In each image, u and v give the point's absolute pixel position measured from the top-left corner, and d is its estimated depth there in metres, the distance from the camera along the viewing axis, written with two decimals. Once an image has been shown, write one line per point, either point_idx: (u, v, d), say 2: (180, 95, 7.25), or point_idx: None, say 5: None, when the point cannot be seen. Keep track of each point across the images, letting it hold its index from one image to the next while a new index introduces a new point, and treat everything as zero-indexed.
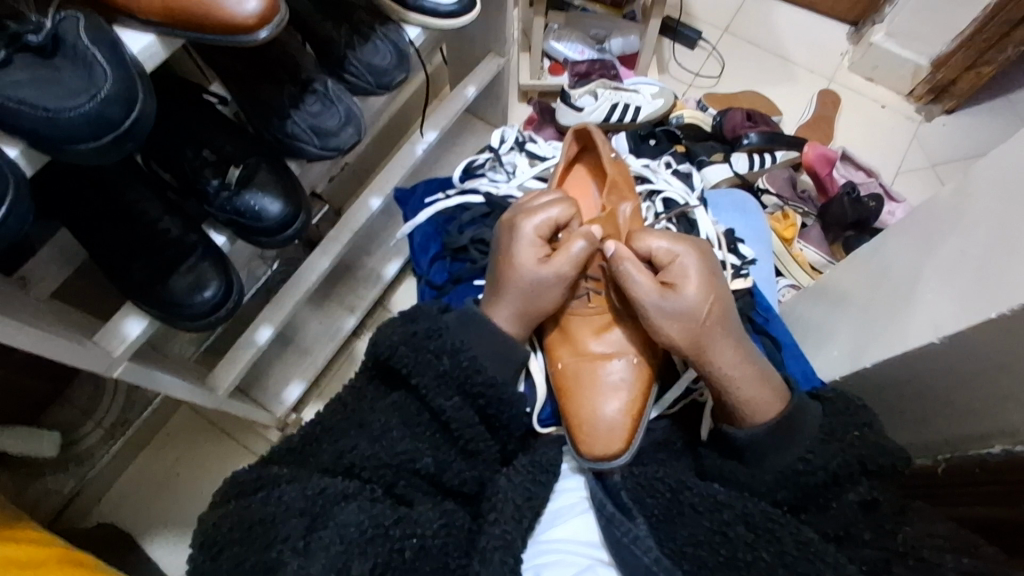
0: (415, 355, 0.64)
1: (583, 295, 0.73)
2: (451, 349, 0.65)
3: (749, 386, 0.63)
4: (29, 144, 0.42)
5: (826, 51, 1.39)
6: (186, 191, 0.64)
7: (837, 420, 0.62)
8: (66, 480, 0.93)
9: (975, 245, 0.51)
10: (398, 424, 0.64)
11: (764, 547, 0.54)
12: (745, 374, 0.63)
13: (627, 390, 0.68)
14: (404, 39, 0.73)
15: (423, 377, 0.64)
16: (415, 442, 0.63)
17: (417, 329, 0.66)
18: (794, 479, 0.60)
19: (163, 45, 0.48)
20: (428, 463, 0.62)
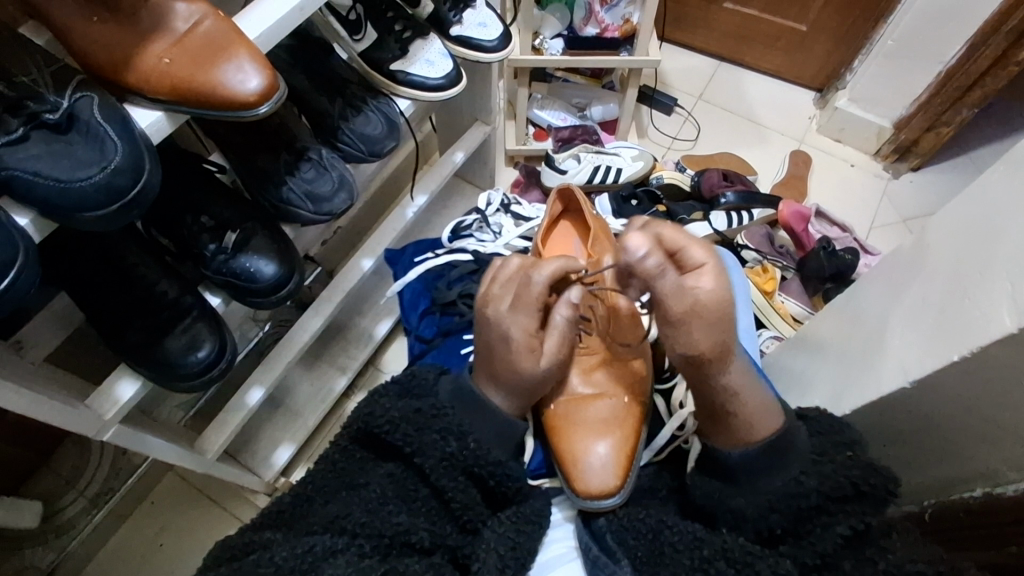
0: (420, 434, 0.64)
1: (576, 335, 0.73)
2: (457, 431, 0.64)
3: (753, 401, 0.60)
4: (40, 212, 0.45)
5: (795, 115, 1.48)
6: (184, 255, 0.66)
7: (827, 439, 0.60)
8: (45, 553, 0.92)
9: (935, 293, 0.54)
10: (394, 495, 0.63)
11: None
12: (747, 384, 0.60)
13: (617, 428, 0.69)
14: (394, 110, 0.78)
15: (415, 442, 0.64)
16: (412, 517, 0.62)
17: (420, 407, 0.66)
18: (787, 503, 0.59)
19: (170, 120, 0.51)
20: (424, 536, 0.61)
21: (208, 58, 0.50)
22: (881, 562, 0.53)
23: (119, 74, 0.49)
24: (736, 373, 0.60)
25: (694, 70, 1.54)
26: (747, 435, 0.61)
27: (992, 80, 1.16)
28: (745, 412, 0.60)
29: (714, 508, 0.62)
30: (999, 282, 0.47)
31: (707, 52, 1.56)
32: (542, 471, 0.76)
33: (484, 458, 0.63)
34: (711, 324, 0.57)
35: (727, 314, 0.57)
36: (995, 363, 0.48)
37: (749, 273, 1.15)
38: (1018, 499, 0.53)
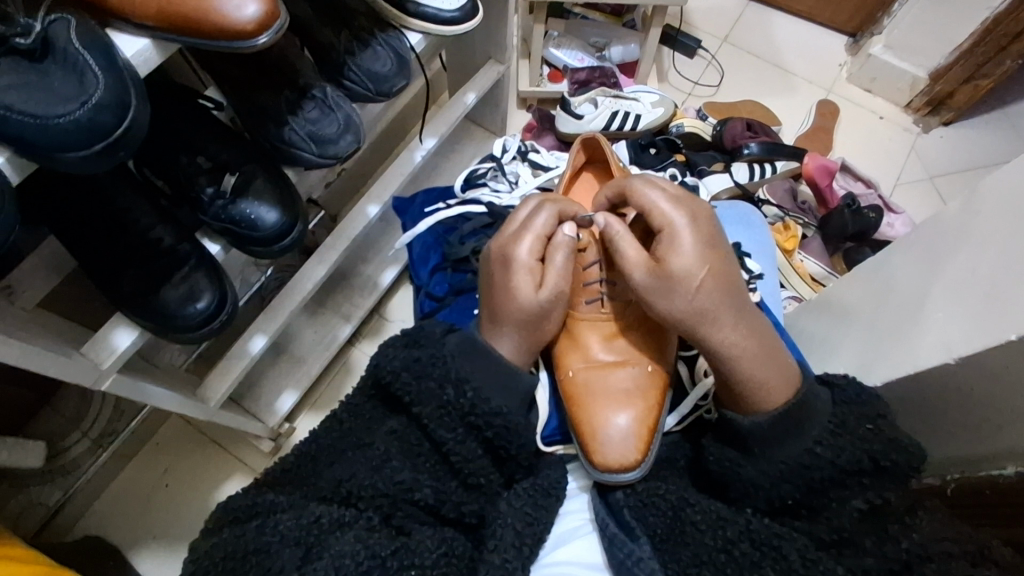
0: (418, 382, 0.61)
1: (596, 301, 0.72)
2: (456, 378, 0.61)
3: (757, 367, 0.58)
4: (16, 151, 0.40)
5: (825, 62, 1.39)
6: (179, 198, 0.62)
7: (849, 411, 0.58)
8: (51, 492, 0.92)
9: (986, 264, 0.51)
10: (398, 452, 0.61)
11: (769, 565, 0.52)
12: (754, 350, 0.59)
13: (639, 399, 0.66)
14: (404, 45, 0.72)
15: (425, 408, 0.60)
16: (415, 472, 0.60)
17: (419, 356, 0.62)
18: (801, 474, 0.57)
19: (158, 50, 0.46)
20: (427, 494, 0.59)
21: None
22: (904, 541, 0.51)
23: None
24: (728, 340, 0.58)
25: (720, 10, 1.45)
26: (752, 403, 0.59)
27: None
28: (752, 375, 0.58)
29: (726, 477, 0.60)
30: None
31: None
32: (556, 437, 0.73)
33: (483, 407, 0.60)
34: (665, 292, 0.59)
35: (710, 282, 0.59)
36: None
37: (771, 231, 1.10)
38: None
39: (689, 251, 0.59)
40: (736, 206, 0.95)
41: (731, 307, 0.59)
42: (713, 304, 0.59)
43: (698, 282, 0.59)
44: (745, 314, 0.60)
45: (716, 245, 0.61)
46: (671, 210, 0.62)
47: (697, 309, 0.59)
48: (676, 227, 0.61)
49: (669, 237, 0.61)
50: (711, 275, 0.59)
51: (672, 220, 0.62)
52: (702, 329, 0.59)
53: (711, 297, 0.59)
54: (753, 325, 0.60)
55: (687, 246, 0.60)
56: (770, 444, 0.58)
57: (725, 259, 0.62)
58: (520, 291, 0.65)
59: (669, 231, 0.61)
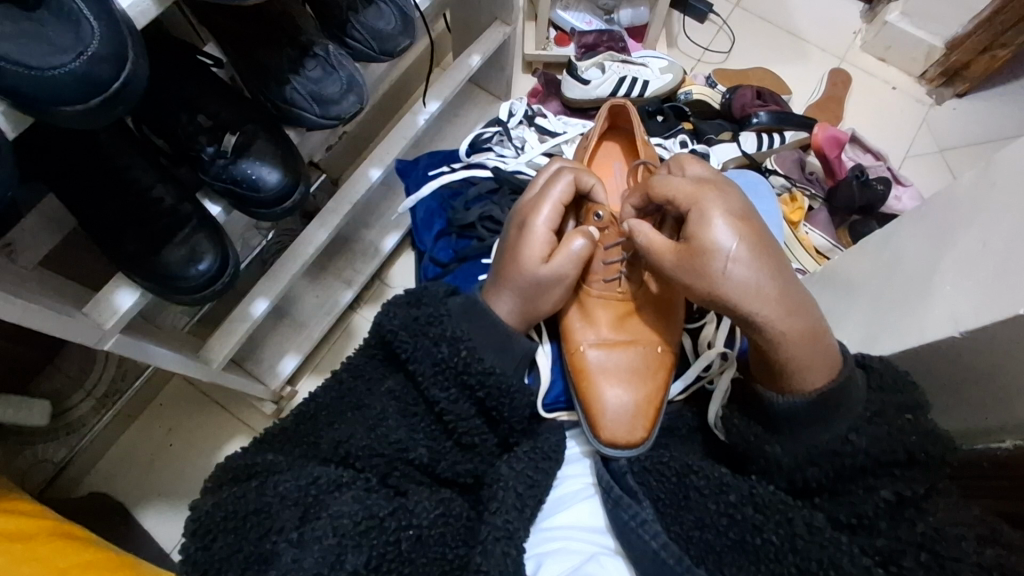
0: (415, 342, 0.62)
1: (614, 280, 0.70)
2: (451, 336, 0.61)
3: (801, 346, 0.56)
4: (12, 104, 0.39)
5: (839, 30, 1.36)
6: (180, 157, 0.61)
7: (887, 401, 0.57)
8: (57, 449, 0.93)
9: (1001, 237, 0.50)
10: (395, 412, 0.62)
11: (772, 529, 0.53)
12: (795, 326, 0.55)
13: (647, 381, 0.66)
14: (409, 2, 0.70)
15: (422, 364, 0.61)
16: (411, 432, 0.61)
17: (419, 314, 0.63)
18: (828, 457, 0.56)
19: (156, 2, 0.44)
20: (422, 453, 0.60)
21: None
22: (920, 524, 0.52)
23: None
24: (776, 319, 0.55)
25: None
26: (797, 381, 0.57)
27: None
28: (796, 353, 0.56)
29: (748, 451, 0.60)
30: None
31: None
32: (559, 404, 0.72)
33: (484, 375, 0.61)
34: (698, 270, 0.57)
35: (752, 259, 0.56)
36: None
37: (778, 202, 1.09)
38: None
39: (721, 227, 0.57)
40: (745, 175, 0.94)
41: (779, 281, 0.56)
42: (754, 280, 0.55)
43: (733, 259, 0.56)
44: (791, 287, 0.56)
45: (750, 218, 0.58)
46: (697, 190, 0.60)
47: (732, 288, 0.56)
48: (707, 203, 0.59)
49: (699, 215, 0.58)
50: (751, 249, 0.56)
51: (702, 197, 0.59)
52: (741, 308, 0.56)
53: (753, 272, 0.55)
54: (803, 300, 0.56)
55: (717, 223, 0.57)
56: (801, 423, 0.58)
57: (762, 232, 0.58)
58: (527, 259, 0.63)
59: (698, 209, 0.59)
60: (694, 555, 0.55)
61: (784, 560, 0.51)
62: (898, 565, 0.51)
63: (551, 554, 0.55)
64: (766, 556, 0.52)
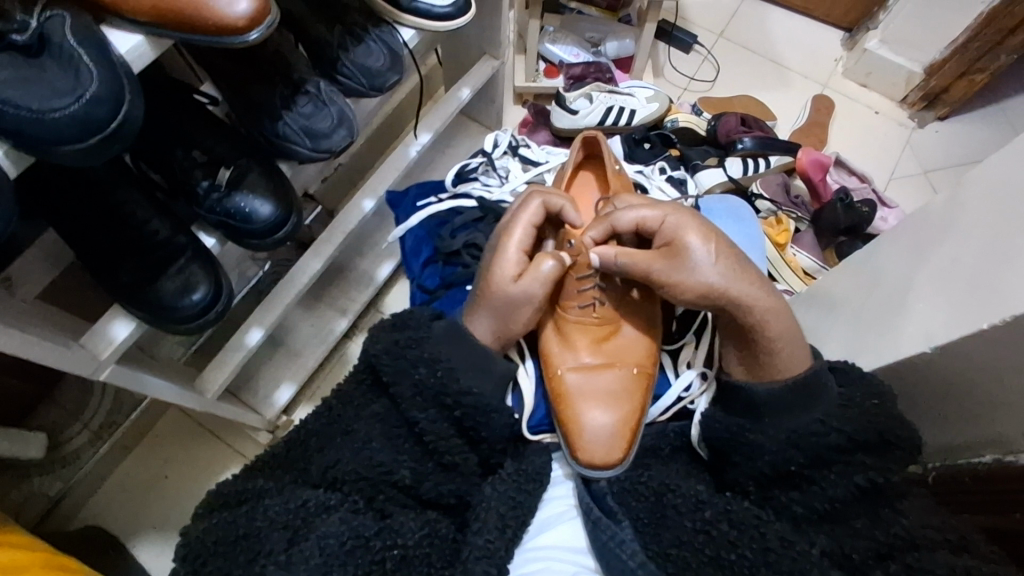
0: (395, 363, 0.63)
1: (590, 305, 0.71)
2: (429, 358, 0.63)
3: (780, 324, 0.60)
4: (14, 144, 0.42)
5: (821, 57, 1.40)
6: (175, 191, 0.63)
7: (856, 390, 0.59)
8: (53, 482, 0.93)
9: (969, 254, 0.51)
10: (379, 435, 0.63)
11: (748, 544, 0.54)
12: (769, 316, 0.60)
13: (625, 402, 0.67)
14: (398, 40, 0.72)
15: (401, 386, 0.63)
16: (395, 454, 0.62)
17: (399, 338, 0.64)
18: (806, 439, 0.58)
19: (152, 46, 0.47)
20: (405, 475, 0.61)
21: None
22: (895, 526, 0.54)
23: None
24: (755, 303, 0.60)
25: (716, 4, 1.45)
26: (778, 367, 0.60)
27: None
28: (775, 344, 0.60)
29: (734, 443, 0.61)
30: None
31: None
32: (544, 427, 0.73)
33: (468, 397, 0.62)
34: (686, 270, 0.61)
35: (729, 257, 0.61)
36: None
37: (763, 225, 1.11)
38: None
39: (696, 230, 0.62)
40: (727, 199, 0.96)
41: (749, 277, 0.61)
42: (733, 274, 0.60)
43: (715, 255, 0.61)
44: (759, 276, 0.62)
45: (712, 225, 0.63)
46: (662, 207, 0.65)
47: (720, 283, 0.60)
48: (677, 218, 0.63)
49: (673, 224, 0.63)
50: (722, 255, 0.61)
51: (671, 213, 0.64)
52: (728, 300, 0.60)
53: (726, 274, 0.60)
54: (771, 292, 0.61)
55: (692, 226, 0.62)
56: (780, 409, 0.60)
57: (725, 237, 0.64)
58: (502, 277, 0.65)
59: (670, 220, 0.64)
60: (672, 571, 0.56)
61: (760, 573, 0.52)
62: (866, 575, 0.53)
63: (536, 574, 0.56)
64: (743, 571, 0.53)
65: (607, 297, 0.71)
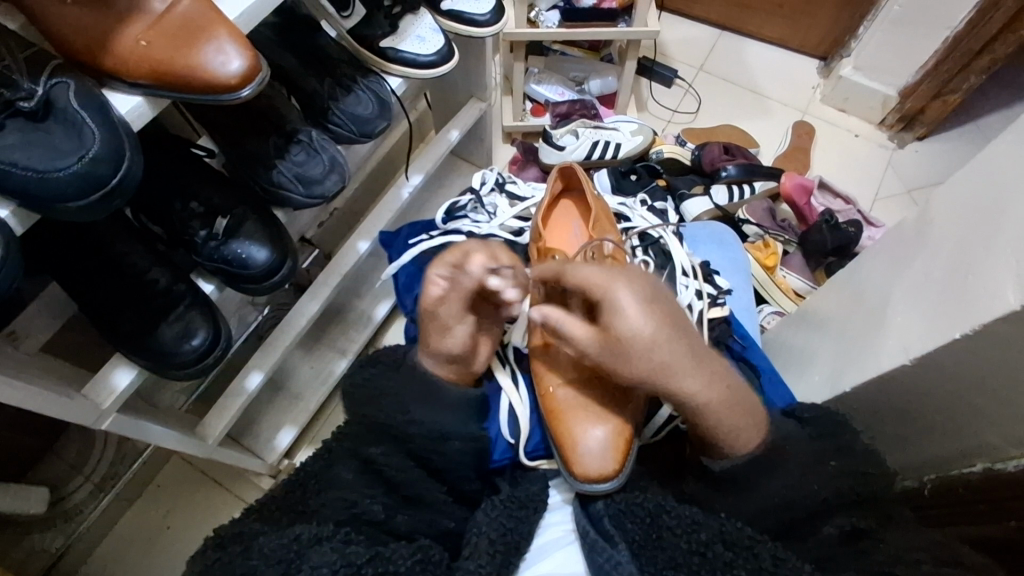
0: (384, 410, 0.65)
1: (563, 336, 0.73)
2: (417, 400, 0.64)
3: (726, 409, 0.60)
4: (20, 203, 0.44)
5: (798, 86, 1.44)
6: (175, 242, 0.66)
7: (817, 447, 0.63)
8: (54, 537, 0.93)
9: (939, 268, 0.53)
10: (374, 479, 0.64)
11: (742, 565, 0.54)
12: (716, 397, 0.59)
13: (615, 414, 0.68)
14: (386, 89, 0.76)
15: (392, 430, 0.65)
16: (388, 496, 0.63)
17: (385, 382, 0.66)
18: (776, 509, 0.60)
19: (150, 105, 0.50)
20: (400, 520, 0.62)
21: (187, 40, 0.48)
22: (878, 555, 0.55)
23: (96, 59, 0.47)
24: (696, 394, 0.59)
25: (695, 40, 1.51)
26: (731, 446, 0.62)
27: (1001, 44, 1.13)
28: (714, 417, 0.60)
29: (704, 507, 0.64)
30: (1002, 258, 0.46)
31: (707, 22, 1.52)
32: (540, 452, 0.74)
33: None
34: (627, 360, 0.59)
35: (661, 348, 0.58)
36: (995, 342, 0.47)
37: (750, 249, 1.13)
38: (1020, 475, 0.53)
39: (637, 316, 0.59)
40: (710, 226, 0.98)
41: (693, 363, 0.59)
42: (676, 364, 0.59)
43: (653, 346, 0.58)
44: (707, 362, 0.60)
45: (659, 304, 0.60)
46: (608, 279, 0.61)
47: (663, 372, 0.58)
48: (615, 297, 0.60)
49: (613, 304, 0.60)
50: (668, 346, 0.58)
51: (614, 289, 0.60)
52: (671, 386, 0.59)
53: (668, 366, 0.58)
54: (717, 379, 0.60)
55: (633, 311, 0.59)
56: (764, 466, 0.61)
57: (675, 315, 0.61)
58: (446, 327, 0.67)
59: (611, 299, 0.60)
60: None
61: None
62: None
63: None
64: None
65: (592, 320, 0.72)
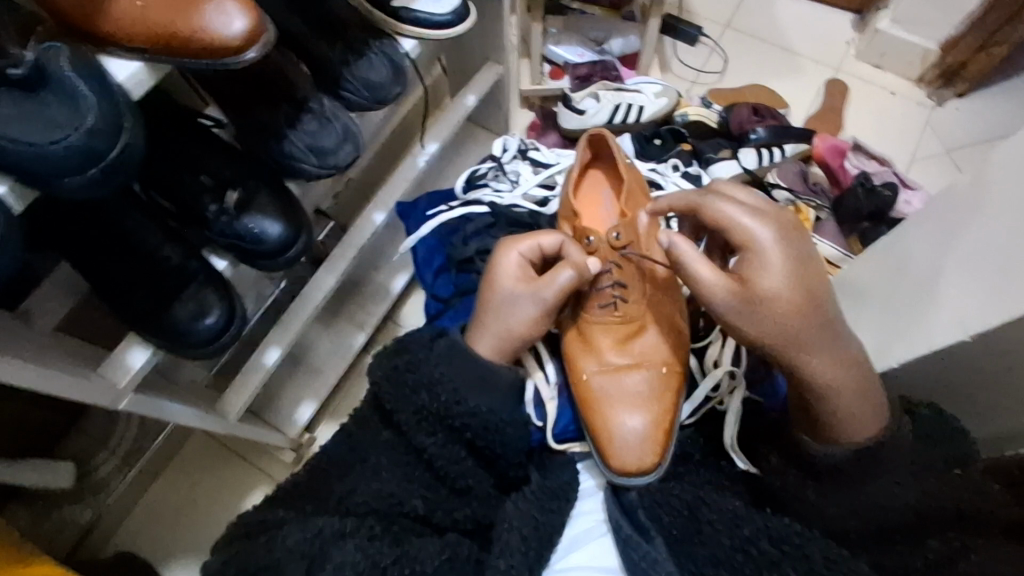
0: (397, 391, 0.63)
1: (609, 304, 0.70)
2: (428, 383, 0.62)
3: (851, 396, 0.57)
4: (19, 179, 0.42)
5: (832, 41, 1.36)
6: (186, 217, 0.63)
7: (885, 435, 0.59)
8: (83, 511, 0.92)
9: (1002, 236, 0.49)
10: (390, 464, 0.63)
11: (791, 565, 0.54)
12: (840, 380, 0.57)
13: (649, 404, 0.66)
14: (399, 52, 0.72)
15: (404, 414, 0.63)
16: (405, 484, 0.63)
17: (397, 363, 0.64)
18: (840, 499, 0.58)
19: (151, 72, 0.47)
20: (417, 504, 0.62)
21: (187, 1, 0.45)
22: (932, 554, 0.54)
23: (91, 23, 0.44)
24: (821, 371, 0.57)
25: None
26: (844, 433, 0.58)
27: None
28: (836, 396, 0.57)
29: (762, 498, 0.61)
30: None
31: None
32: (569, 434, 0.72)
33: (460, 409, 0.61)
34: (756, 321, 0.56)
35: (811, 305, 0.56)
36: None
37: None
38: None
39: (787, 275, 0.56)
40: None
41: (827, 334, 0.57)
42: (806, 330, 0.56)
43: (795, 307, 0.56)
44: (843, 343, 0.58)
45: (809, 267, 0.58)
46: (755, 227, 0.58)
47: (791, 340, 0.56)
48: (770, 256, 0.57)
49: (760, 262, 0.57)
50: (806, 306, 0.56)
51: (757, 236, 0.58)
52: (796, 356, 0.57)
53: (803, 328, 0.56)
54: (848, 364, 0.57)
55: (780, 268, 0.56)
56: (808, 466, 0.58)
57: (819, 278, 0.58)
58: (504, 283, 0.66)
59: (760, 257, 0.57)
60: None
61: None
62: None
63: None
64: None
65: (630, 295, 0.70)
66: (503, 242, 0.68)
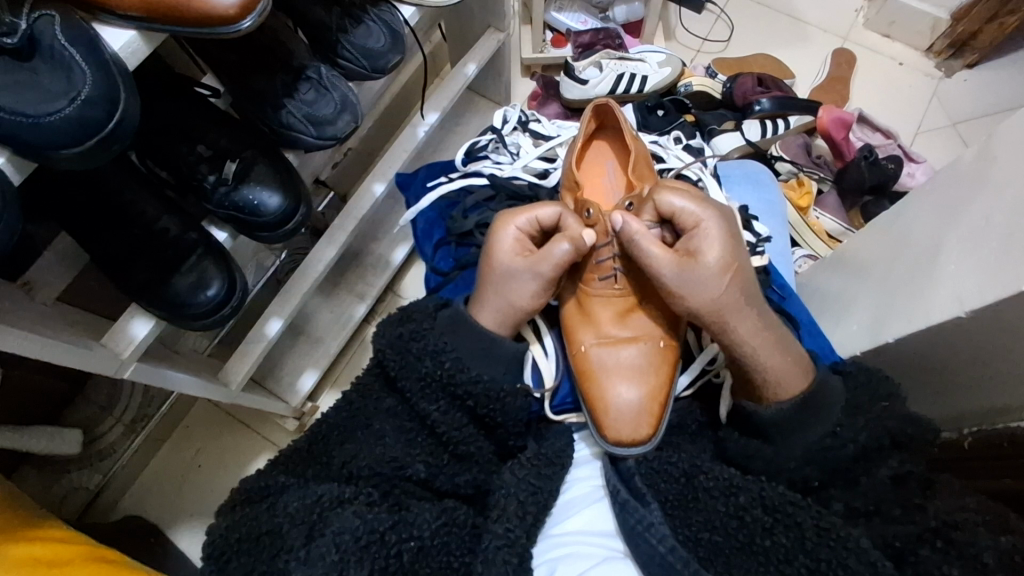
0: (401, 357, 0.65)
1: (609, 277, 0.71)
2: (434, 350, 0.64)
3: (774, 357, 0.61)
4: (15, 151, 0.41)
5: (840, 8, 1.33)
6: (184, 188, 0.63)
7: (861, 394, 0.62)
8: (91, 475, 0.95)
9: (1003, 212, 0.49)
10: (393, 429, 0.65)
11: (782, 531, 0.55)
12: (766, 347, 0.61)
13: (647, 376, 0.67)
14: (398, 19, 0.70)
15: (408, 380, 0.64)
16: (409, 448, 0.64)
17: (402, 329, 0.66)
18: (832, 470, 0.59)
19: (146, 40, 0.46)
20: (419, 469, 0.63)
21: None
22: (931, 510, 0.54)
23: None
24: (744, 336, 0.61)
25: None
26: (770, 392, 0.62)
27: None
28: (756, 358, 0.61)
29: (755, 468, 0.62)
30: None
31: None
32: (567, 405, 0.73)
33: (462, 375, 0.63)
34: (697, 288, 0.61)
35: (738, 275, 0.62)
36: None
37: (784, 188, 1.08)
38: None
39: (720, 248, 0.62)
40: (745, 165, 0.92)
41: (751, 304, 0.62)
42: (738, 300, 0.61)
43: (729, 277, 0.61)
44: (764, 313, 0.63)
45: (738, 243, 0.63)
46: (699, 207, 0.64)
47: (726, 306, 0.61)
48: (708, 227, 0.63)
49: (700, 234, 0.63)
50: (735, 277, 0.62)
51: (705, 219, 0.64)
52: (725, 323, 0.61)
53: (733, 297, 0.61)
54: (772, 331, 0.62)
55: (716, 240, 0.62)
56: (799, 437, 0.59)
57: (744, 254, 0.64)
58: (502, 255, 0.66)
59: (701, 228, 0.63)
60: (702, 557, 0.57)
61: (795, 560, 0.53)
62: (915, 555, 0.53)
63: (562, 560, 0.57)
64: (777, 557, 0.54)
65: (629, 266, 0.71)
66: (502, 217, 0.68)
